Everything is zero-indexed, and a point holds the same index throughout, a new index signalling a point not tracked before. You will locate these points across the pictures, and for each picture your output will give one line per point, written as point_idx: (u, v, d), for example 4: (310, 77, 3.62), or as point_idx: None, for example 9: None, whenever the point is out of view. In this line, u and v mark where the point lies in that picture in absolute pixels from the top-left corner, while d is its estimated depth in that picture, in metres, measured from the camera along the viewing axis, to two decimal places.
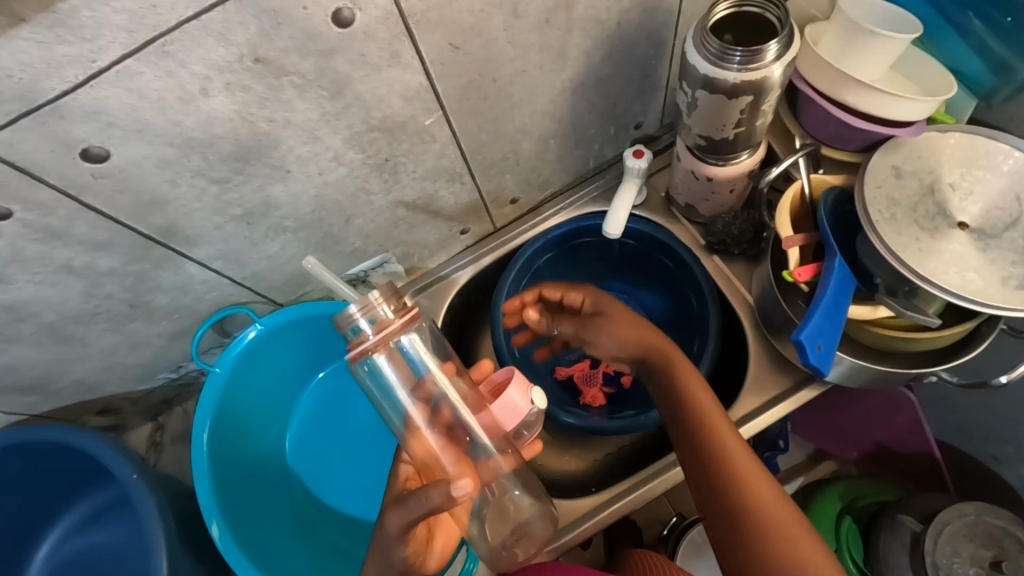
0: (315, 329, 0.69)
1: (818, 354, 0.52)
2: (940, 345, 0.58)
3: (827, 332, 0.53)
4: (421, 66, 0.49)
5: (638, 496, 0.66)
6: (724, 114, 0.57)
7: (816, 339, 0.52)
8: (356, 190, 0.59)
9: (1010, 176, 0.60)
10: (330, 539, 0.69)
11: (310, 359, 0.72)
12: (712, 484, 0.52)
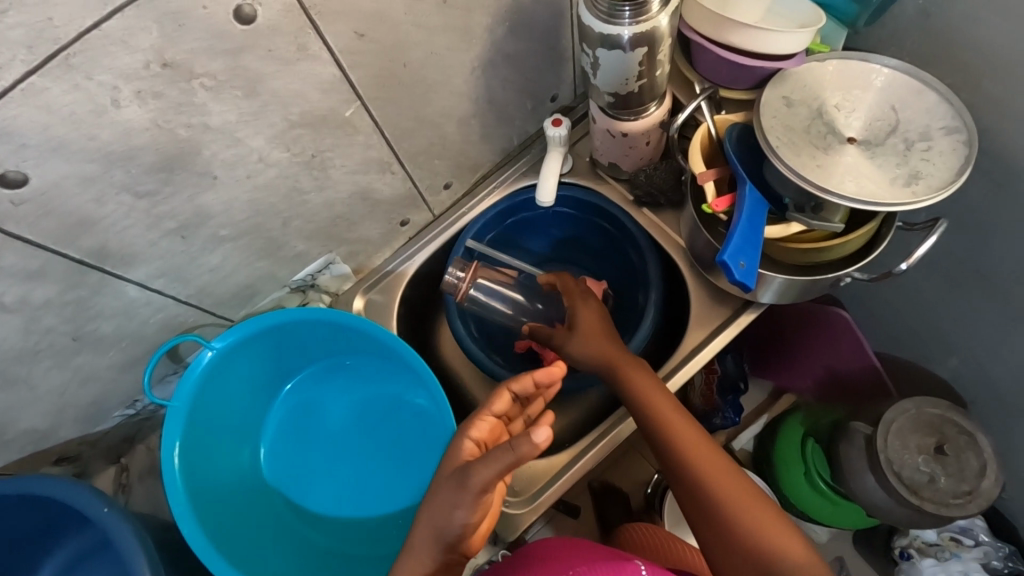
0: (273, 339, 0.68)
1: (742, 271, 0.56)
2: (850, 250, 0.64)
3: (747, 250, 0.57)
4: (331, 57, 0.51)
5: (611, 440, 0.69)
6: (626, 69, 0.61)
7: (738, 258, 0.56)
8: (289, 191, 0.60)
9: (883, 91, 0.67)
10: (328, 548, 0.68)
11: (271, 376, 0.71)
12: (691, 489, 0.57)
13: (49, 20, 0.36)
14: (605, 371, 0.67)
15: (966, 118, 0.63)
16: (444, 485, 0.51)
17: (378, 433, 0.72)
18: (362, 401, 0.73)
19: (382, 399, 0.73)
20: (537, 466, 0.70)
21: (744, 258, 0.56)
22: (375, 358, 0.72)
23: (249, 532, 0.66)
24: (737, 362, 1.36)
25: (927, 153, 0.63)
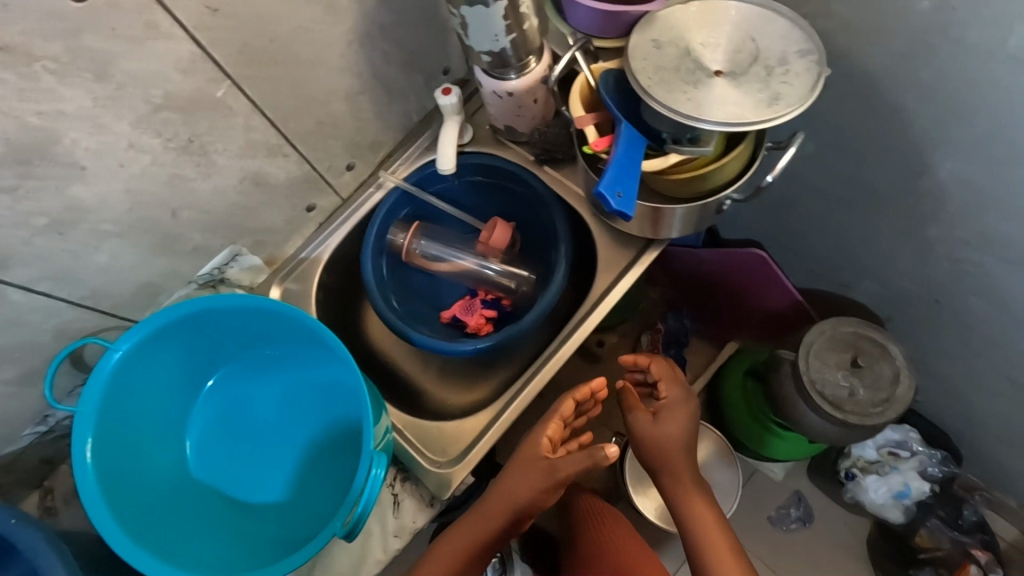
0: (182, 333, 0.66)
1: (619, 201, 0.59)
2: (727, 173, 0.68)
3: (624, 182, 0.60)
4: (185, 34, 0.51)
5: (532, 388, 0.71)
6: (492, 24, 0.63)
7: (614, 189, 0.59)
8: (171, 179, 0.60)
9: (741, 24, 0.70)
10: (261, 535, 0.66)
11: (189, 371, 0.70)
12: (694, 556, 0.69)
13: None
14: (626, 404, 0.76)
15: (816, 39, 0.68)
16: (535, 472, 0.70)
17: (309, 415, 0.71)
18: (288, 386, 0.72)
19: (308, 382, 0.71)
20: (464, 424, 0.72)
21: (620, 189, 0.59)
22: (294, 341, 0.70)
23: (178, 528, 0.65)
24: (682, 316, 1.42)
25: (785, 76, 0.67)
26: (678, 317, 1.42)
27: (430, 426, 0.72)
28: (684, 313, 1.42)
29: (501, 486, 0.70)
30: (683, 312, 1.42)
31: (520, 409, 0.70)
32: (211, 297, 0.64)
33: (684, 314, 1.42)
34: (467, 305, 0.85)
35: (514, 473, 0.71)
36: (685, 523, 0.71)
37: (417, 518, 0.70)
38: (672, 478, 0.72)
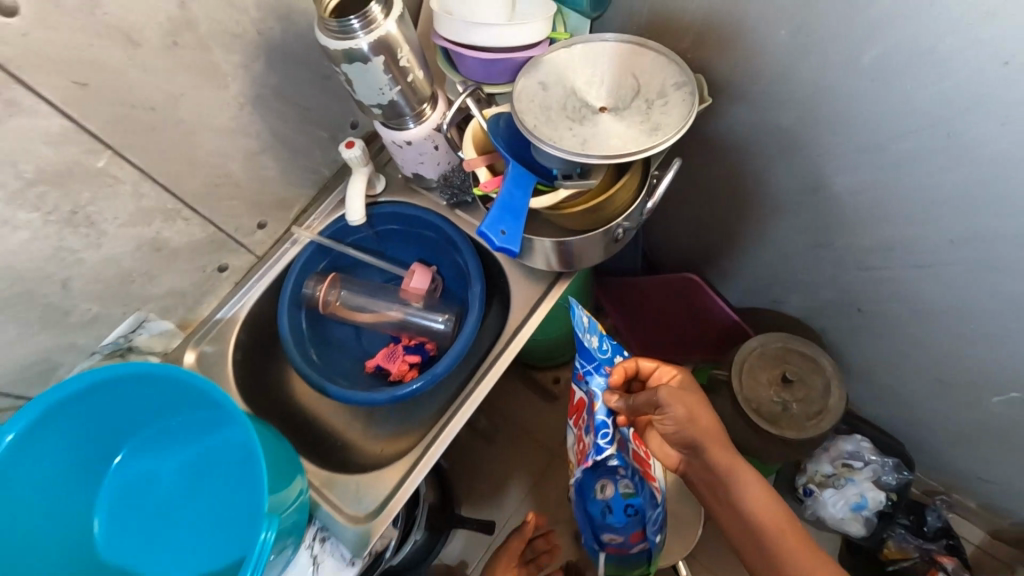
0: (92, 401, 0.63)
1: (502, 238, 0.65)
2: (620, 202, 0.70)
3: (507, 219, 0.65)
4: (54, 109, 0.52)
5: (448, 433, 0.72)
6: (375, 78, 0.65)
7: (498, 226, 0.65)
8: (53, 251, 0.59)
9: (624, 63, 0.74)
10: None
11: (106, 439, 0.68)
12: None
13: None
14: (715, 480, 0.69)
15: (689, 71, 0.71)
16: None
17: (226, 486, 0.66)
18: (209, 454, 0.68)
19: (234, 446, 0.67)
20: (380, 485, 0.70)
21: (505, 226, 0.65)
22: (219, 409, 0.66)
23: None
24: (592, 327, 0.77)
25: (664, 108, 0.70)
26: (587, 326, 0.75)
27: (347, 482, 0.71)
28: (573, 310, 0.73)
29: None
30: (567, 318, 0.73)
31: (435, 454, 0.70)
32: (121, 366, 0.62)
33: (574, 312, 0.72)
34: (389, 352, 0.84)
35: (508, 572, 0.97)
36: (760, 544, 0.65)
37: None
38: (765, 544, 0.65)
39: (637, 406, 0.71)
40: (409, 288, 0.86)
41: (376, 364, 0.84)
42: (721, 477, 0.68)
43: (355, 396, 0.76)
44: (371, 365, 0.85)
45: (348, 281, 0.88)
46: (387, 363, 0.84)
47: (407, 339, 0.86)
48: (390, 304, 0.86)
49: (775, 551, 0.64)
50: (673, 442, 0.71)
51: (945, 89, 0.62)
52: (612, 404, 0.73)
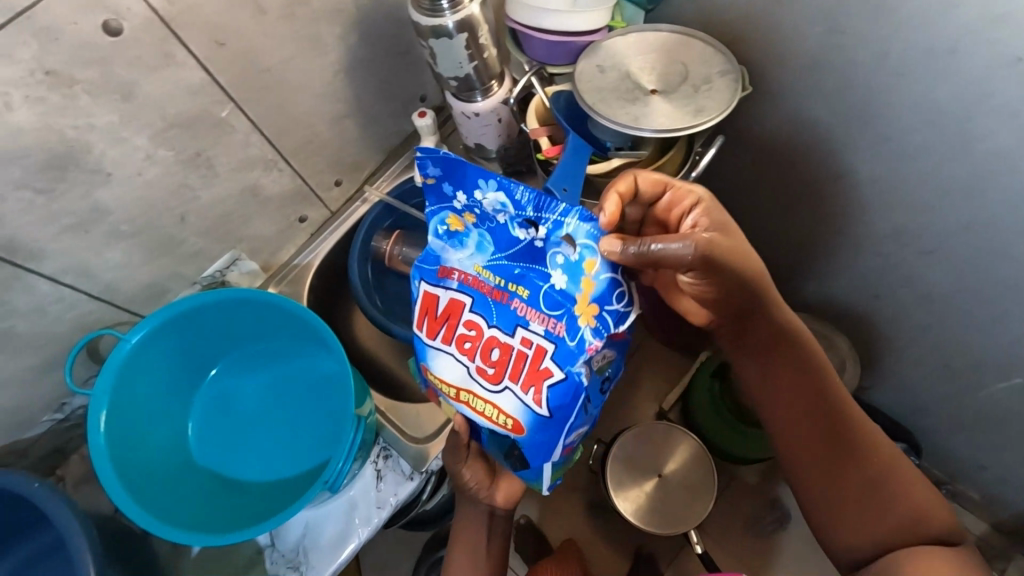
0: (199, 321, 0.75)
1: (565, 195, 0.69)
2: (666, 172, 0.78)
3: (569, 178, 0.71)
4: (197, 63, 0.62)
5: None
6: (456, 53, 0.74)
7: (562, 183, 0.70)
8: (178, 187, 0.69)
9: (674, 51, 0.81)
10: (234, 503, 0.74)
11: (201, 356, 0.79)
12: (843, 445, 0.66)
13: None
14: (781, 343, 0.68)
15: (735, 62, 0.79)
16: (476, 533, 0.77)
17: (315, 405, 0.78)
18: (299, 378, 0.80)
19: (312, 369, 0.79)
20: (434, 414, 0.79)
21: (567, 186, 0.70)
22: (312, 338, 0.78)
23: (165, 485, 0.72)
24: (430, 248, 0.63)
25: (709, 92, 0.77)
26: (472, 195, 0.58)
27: (408, 408, 0.80)
28: (495, 181, 0.56)
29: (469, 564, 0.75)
30: (472, 173, 0.57)
31: None
32: (229, 291, 0.72)
33: (484, 181, 0.57)
34: None
35: (461, 517, 0.78)
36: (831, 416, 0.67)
37: (398, 488, 0.75)
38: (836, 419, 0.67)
39: (652, 255, 0.55)
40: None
41: None
42: (800, 344, 0.67)
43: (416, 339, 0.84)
44: None
45: (410, 236, 0.95)
46: None
47: None
48: None
49: (835, 413, 0.67)
50: (716, 303, 0.65)
51: (961, 83, 0.69)
52: (611, 253, 0.55)
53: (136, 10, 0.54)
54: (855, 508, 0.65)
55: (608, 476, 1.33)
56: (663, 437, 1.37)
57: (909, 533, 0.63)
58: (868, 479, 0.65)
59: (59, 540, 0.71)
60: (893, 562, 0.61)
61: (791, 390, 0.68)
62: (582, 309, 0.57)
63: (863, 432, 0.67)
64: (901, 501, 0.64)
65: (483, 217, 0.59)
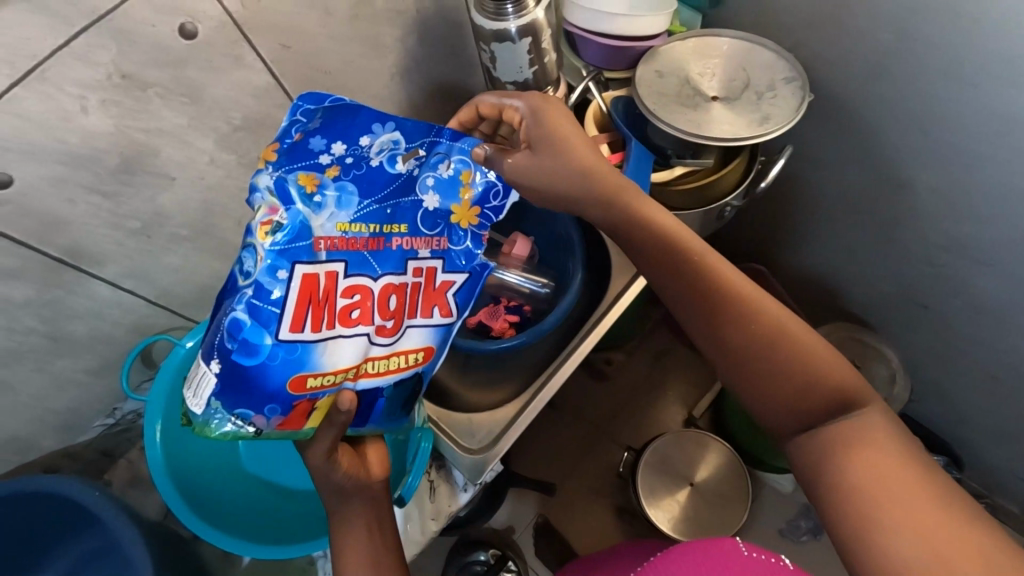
0: None
1: None
2: (730, 182, 0.76)
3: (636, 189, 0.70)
4: (263, 66, 0.61)
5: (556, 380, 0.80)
6: (517, 57, 0.73)
7: None
8: (238, 191, 0.67)
9: (735, 56, 0.80)
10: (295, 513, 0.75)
11: None
12: (704, 283, 0.57)
13: (28, 40, 0.45)
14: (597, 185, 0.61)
15: (800, 69, 0.77)
16: (359, 522, 0.57)
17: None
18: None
19: None
20: (490, 425, 0.80)
21: None
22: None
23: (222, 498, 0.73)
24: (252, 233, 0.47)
25: (774, 99, 0.76)
26: (340, 146, 0.53)
27: (462, 418, 0.80)
28: (394, 123, 0.55)
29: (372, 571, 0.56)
30: (360, 120, 0.54)
31: (543, 401, 0.78)
32: None
33: (381, 126, 0.55)
34: (491, 311, 0.92)
35: (336, 510, 0.58)
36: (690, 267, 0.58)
37: (453, 501, 0.79)
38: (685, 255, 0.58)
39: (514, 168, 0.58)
40: (510, 255, 0.91)
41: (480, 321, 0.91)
42: (679, 241, 0.59)
43: (469, 347, 0.82)
44: (474, 322, 0.91)
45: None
46: (488, 320, 0.91)
47: (507, 299, 0.93)
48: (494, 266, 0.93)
49: (723, 308, 0.56)
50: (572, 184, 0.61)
51: None
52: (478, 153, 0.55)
53: (211, 12, 0.54)
54: (787, 421, 0.53)
55: (640, 486, 1.31)
56: (697, 445, 1.35)
57: (856, 443, 0.49)
58: (800, 384, 0.53)
59: (110, 545, 0.68)
60: (838, 475, 0.48)
61: (693, 287, 0.58)
62: (459, 215, 0.54)
63: (756, 350, 0.55)
64: (824, 382, 0.53)
65: (354, 164, 0.52)
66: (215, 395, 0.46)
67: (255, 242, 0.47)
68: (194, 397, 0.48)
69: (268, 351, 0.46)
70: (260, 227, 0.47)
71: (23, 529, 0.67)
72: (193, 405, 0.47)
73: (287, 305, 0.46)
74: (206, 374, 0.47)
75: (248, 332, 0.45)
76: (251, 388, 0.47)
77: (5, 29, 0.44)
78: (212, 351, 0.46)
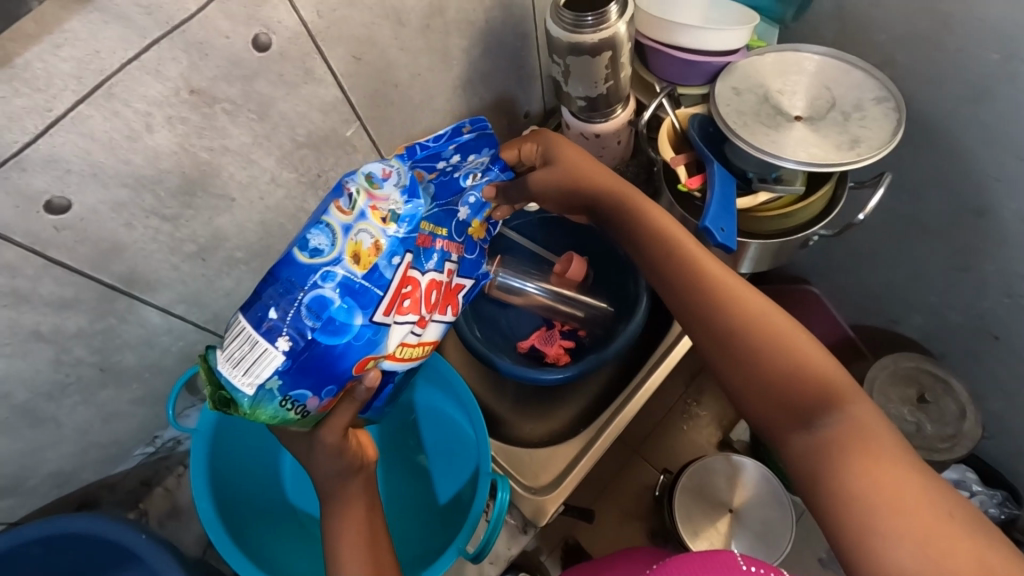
0: None
1: (723, 235, 0.63)
2: (815, 210, 0.72)
3: (724, 217, 0.65)
4: (333, 80, 0.56)
5: (625, 415, 0.76)
6: (593, 72, 0.69)
7: (718, 223, 0.64)
8: (296, 211, 0.62)
9: (817, 74, 0.75)
10: None
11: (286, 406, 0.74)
12: (695, 281, 0.56)
13: (97, 54, 0.40)
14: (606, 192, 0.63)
15: (891, 88, 0.72)
16: (358, 506, 0.52)
17: (431, 451, 0.75)
18: (412, 419, 0.77)
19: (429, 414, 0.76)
20: (554, 462, 0.75)
21: (724, 224, 0.64)
22: (434, 386, 0.74)
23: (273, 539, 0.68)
24: (362, 217, 0.50)
25: (863, 120, 0.71)
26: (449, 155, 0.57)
27: (522, 453, 0.77)
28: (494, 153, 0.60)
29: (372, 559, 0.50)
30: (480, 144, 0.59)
31: (612, 437, 0.75)
32: None
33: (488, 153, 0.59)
34: (545, 334, 0.86)
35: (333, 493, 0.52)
36: (681, 264, 0.58)
37: (512, 542, 0.75)
38: (675, 253, 0.58)
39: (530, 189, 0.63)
40: (564, 276, 0.87)
41: (535, 347, 0.85)
42: (669, 241, 0.59)
43: (527, 374, 0.77)
44: (526, 348, 0.85)
45: (504, 265, 0.89)
46: (543, 345, 0.85)
47: (562, 325, 0.87)
48: (548, 288, 0.88)
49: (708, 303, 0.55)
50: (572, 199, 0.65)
51: None
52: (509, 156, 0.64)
53: (286, 23, 0.49)
54: (779, 420, 0.50)
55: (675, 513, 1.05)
56: None
57: (852, 438, 0.45)
58: (794, 381, 0.50)
59: None
60: (834, 482, 0.44)
61: (681, 289, 0.57)
62: (475, 229, 0.57)
63: (754, 344, 0.52)
64: (818, 380, 0.49)
65: (445, 173, 0.57)
66: (279, 374, 0.45)
67: (373, 227, 0.50)
68: (237, 373, 0.45)
69: (353, 331, 0.47)
70: (376, 217, 0.50)
71: (61, 565, 0.63)
72: (241, 384, 0.45)
73: (385, 292, 0.49)
74: (269, 352, 0.45)
75: (336, 311, 0.47)
76: (319, 368, 0.47)
77: (76, 41, 0.39)
78: (279, 327, 0.45)
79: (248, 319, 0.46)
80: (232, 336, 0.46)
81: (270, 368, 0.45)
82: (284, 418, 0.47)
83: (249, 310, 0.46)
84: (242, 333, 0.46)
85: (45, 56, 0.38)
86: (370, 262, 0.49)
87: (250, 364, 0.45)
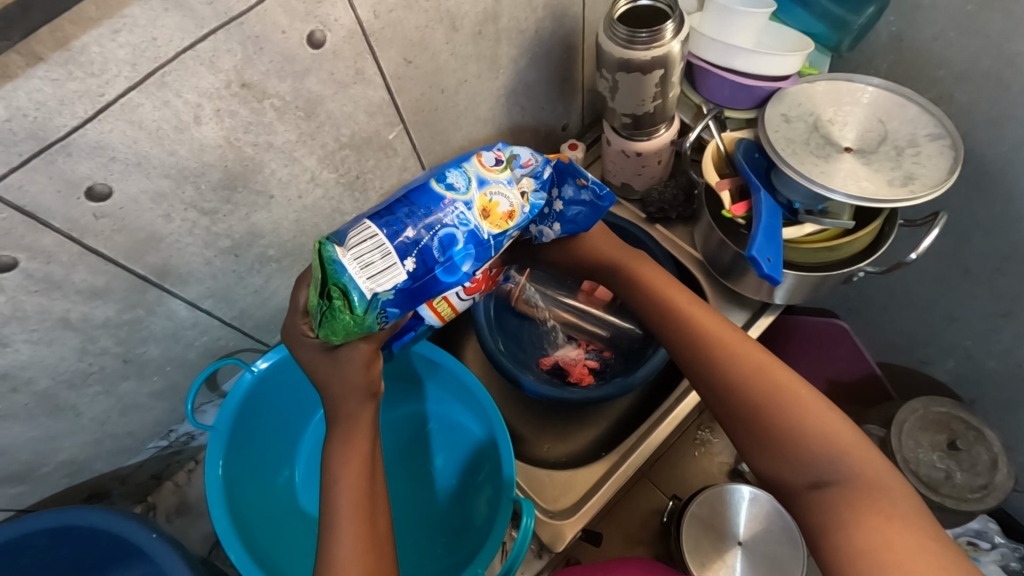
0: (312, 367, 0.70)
1: (769, 265, 0.61)
2: (862, 246, 0.70)
3: (771, 248, 0.62)
4: (382, 81, 0.55)
5: (651, 441, 0.73)
6: (642, 90, 0.67)
7: (765, 254, 0.62)
8: (331, 212, 0.61)
9: (870, 106, 0.73)
10: None
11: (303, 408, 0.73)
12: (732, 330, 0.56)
13: (153, 41, 0.39)
14: None
15: (946, 124, 0.70)
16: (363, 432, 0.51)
17: (440, 466, 0.73)
18: (423, 431, 0.75)
19: (442, 427, 0.74)
20: (577, 484, 0.72)
21: (771, 253, 0.62)
22: (454, 395, 0.73)
23: (279, 541, 0.66)
24: (504, 182, 0.50)
25: (917, 157, 0.69)
26: (564, 195, 0.57)
27: (542, 474, 0.73)
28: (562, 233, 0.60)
29: (365, 534, 0.46)
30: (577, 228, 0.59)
31: (635, 465, 0.72)
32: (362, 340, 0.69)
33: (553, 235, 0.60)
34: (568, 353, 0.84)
35: (348, 412, 0.51)
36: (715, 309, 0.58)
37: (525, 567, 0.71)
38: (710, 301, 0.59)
39: None
40: (592, 295, 0.86)
41: (557, 364, 0.83)
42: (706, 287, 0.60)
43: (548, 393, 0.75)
44: (548, 364, 0.84)
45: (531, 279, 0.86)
46: (565, 363, 0.83)
47: (585, 344, 0.86)
48: (572, 307, 0.86)
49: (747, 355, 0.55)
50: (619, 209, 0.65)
51: None
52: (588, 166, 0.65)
53: (343, 21, 0.48)
54: (789, 474, 0.49)
55: (682, 538, 1.02)
56: None
57: (871, 497, 0.45)
58: (831, 434, 0.49)
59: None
60: (847, 535, 0.44)
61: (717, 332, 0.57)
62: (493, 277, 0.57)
63: (757, 397, 0.51)
64: (852, 439, 0.48)
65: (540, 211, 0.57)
66: (397, 289, 0.44)
67: (513, 194, 0.50)
68: (362, 274, 0.43)
69: (462, 278, 0.48)
70: (516, 188, 0.51)
71: (66, 556, 0.62)
72: (363, 285, 0.43)
73: (497, 254, 0.50)
74: (394, 267, 0.45)
75: (457, 252, 0.47)
76: (423, 297, 0.47)
77: (134, 27, 0.38)
78: (412, 246, 0.45)
79: (382, 228, 0.45)
80: (361, 237, 0.44)
81: (392, 282, 0.44)
82: (367, 330, 0.46)
83: (383, 224, 0.45)
84: (375, 239, 0.44)
85: (102, 40, 0.37)
86: (499, 223, 0.49)
87: (376, 271, 0.44)
